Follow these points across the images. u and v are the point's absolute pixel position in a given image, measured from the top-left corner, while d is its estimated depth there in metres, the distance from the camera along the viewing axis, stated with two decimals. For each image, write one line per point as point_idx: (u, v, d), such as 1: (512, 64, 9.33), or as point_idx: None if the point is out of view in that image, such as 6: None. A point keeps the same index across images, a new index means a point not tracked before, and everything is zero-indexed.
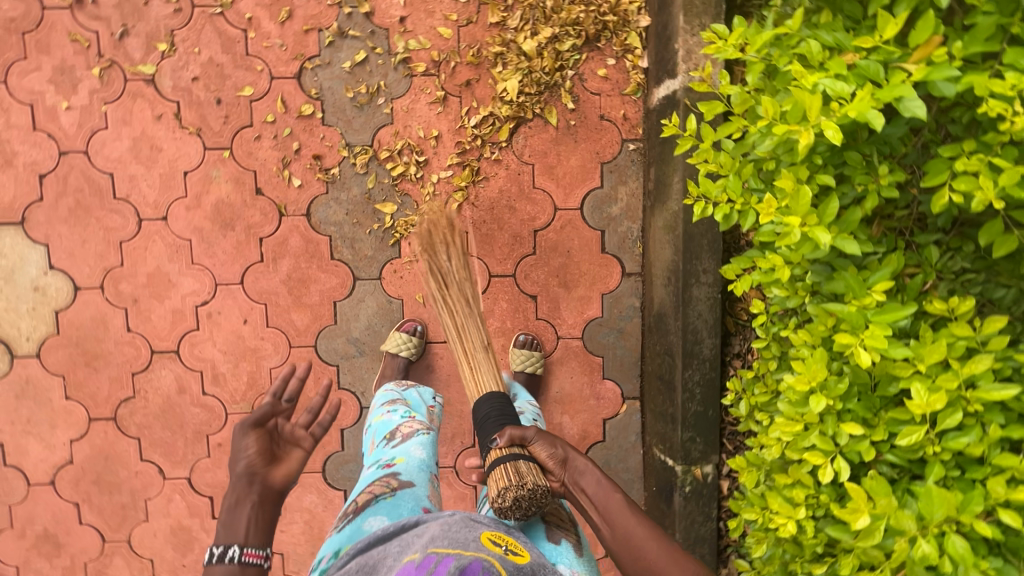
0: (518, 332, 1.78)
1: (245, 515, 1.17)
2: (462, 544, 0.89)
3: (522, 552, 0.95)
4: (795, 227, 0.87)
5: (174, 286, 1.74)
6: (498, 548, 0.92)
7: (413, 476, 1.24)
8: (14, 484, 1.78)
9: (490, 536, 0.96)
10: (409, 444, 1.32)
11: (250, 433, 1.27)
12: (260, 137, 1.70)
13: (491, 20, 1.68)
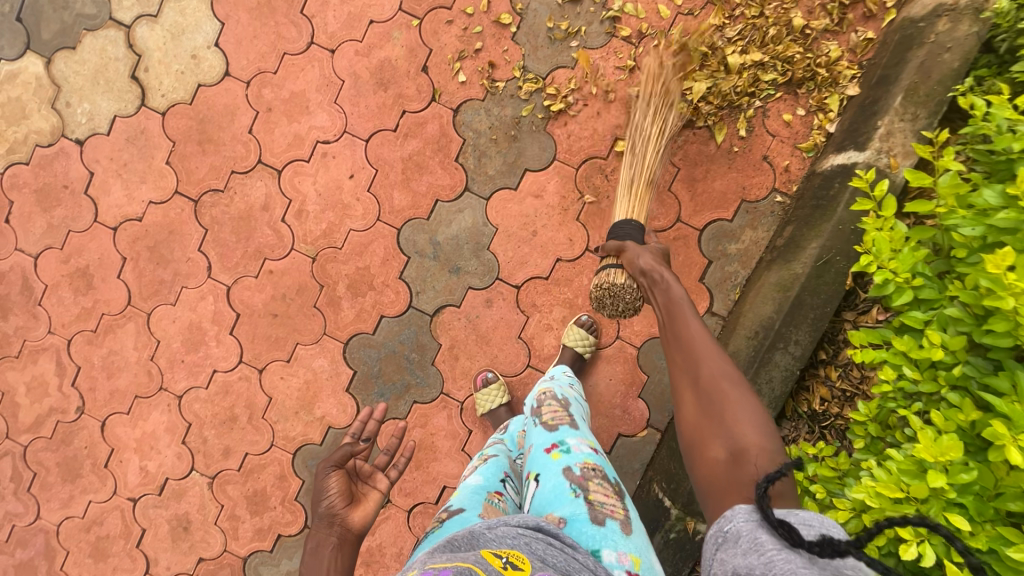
0: (581, 312, 1.74)
1: (327, 557, 1.14)
2: (459, 557, 0.86)
3: (524, 564, 0.89)
4: (1009, 297, 0.81)
5: (308, 114, 1.77)
6: (498, 562, 0.86)
7: (465, 501, 1.20)
8: (83, 214, 1.84)
9: (492, 550, 0.91)
10: (467, 479, 1.30)
11: (331, 474, 1.23)
12: (452, 22, 1.73)
13: (712, 22, 1.67)
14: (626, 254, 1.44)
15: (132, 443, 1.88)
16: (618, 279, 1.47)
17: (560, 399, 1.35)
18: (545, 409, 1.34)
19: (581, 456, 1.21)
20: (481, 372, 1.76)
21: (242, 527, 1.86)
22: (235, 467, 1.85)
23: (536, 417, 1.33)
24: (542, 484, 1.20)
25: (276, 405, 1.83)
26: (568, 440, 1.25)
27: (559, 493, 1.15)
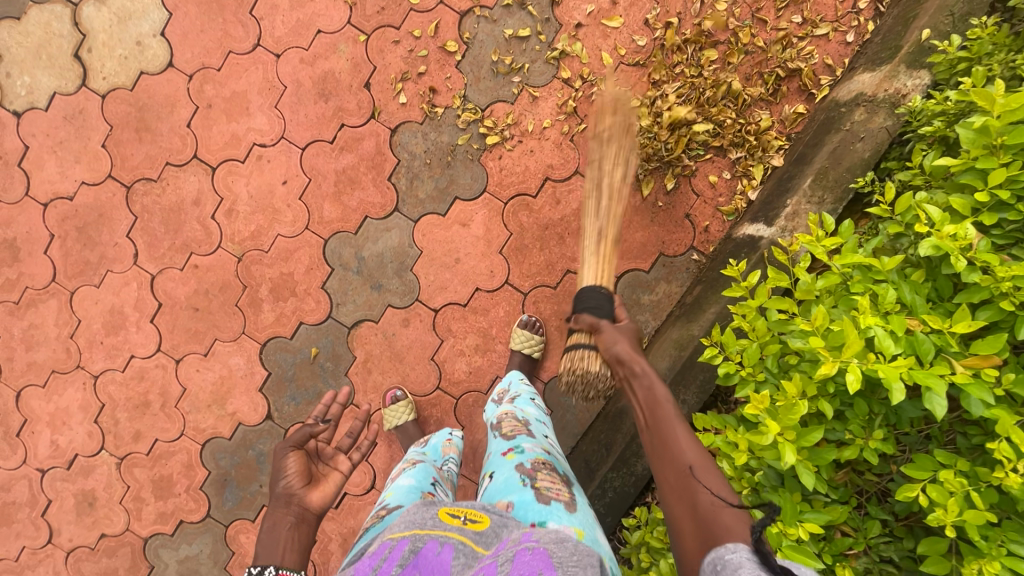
0: (523, 313, 1.78)
1: (283, 536, 1.08)
2: (419, 523, 0.91)
3: (481, 516, 0.98)
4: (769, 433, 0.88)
5: (248, 116, 1.78)
6: (456, 520, 0.94)
7: (402, 498, 1.16)
8: (15, 186, 1.85)
9: (450, 508, 0.98)
10: (399, 480, 1.28)
11: (290, 455, 1.17)
12: (398, 43, 1.74)
13: (651, 75, 1.69)
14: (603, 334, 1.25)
15: (46, 415, 1.92)
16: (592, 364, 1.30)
17: (521, 417, 1.33)
18: (505, 418, 1.33)
19: (533, 454, 1.20)
20: (391, 390, 1.79)
21: (146, 510, 1.92)
22: (144, 451, 1.90)
23: (495, 430, 1.32)
24: (494, 481, 1.17)
25: (190, 397, 1.88)
26: (523, 442, 1.23)
27: (508, 488, 1.11)
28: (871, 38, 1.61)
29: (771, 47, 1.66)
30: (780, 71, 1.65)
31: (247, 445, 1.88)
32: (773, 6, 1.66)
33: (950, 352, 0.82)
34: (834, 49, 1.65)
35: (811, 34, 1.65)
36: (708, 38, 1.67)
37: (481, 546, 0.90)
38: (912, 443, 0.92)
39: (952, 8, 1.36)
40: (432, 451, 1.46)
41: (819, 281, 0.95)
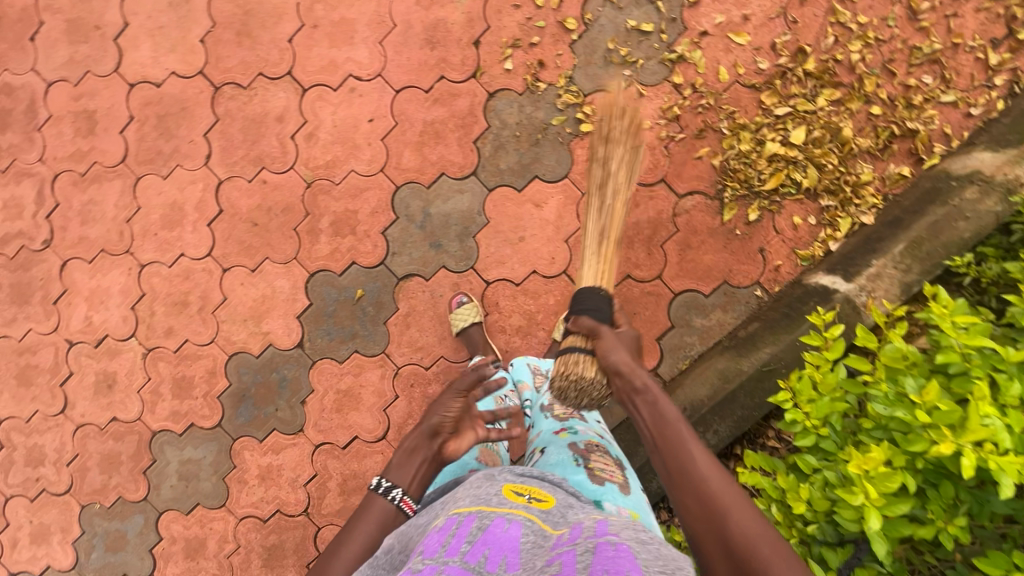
0: (573, 306, 1.76)
1: (416, 466, 1.14)
2: (485, 500, 0.92)
3: (546, 496, 0.98)
4: (859, 494, 0.87)
5: (351, 45, 1.75)
6: (520, 498, 0.95)
7: None
8: (106, 59, 1.83)
9: (512, 486, 0.98)
10: None
11: (457, 398, 1.18)
12: (518, 8, 1.70)
13: (763, 101, 1.64)
14: (601, 341, 1.15)
15: (86, 291, 1.94)
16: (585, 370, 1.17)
17: None
18: (557, 404, 1.38)
19: (586, 436, 1.27)
20: (455, 296, 1.78)
21: (161, 405, 1.95)
22: (172, 348, 1.92)
23: (548, 410, 1.39)
24: (545, 456, 1.24)
25: (228, 307, 1.89)
26: (576, 425, 1.30)
27: (561, 463, 1.19)
28: (999, 117, 1.55)
29: (892, 102, 1.60)
30: (895, 128, 1.60)
31: (271, 367, 1.89)
32: (906, 61, 1.60)
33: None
34: (956, 119, 1.59)
35: (937, 98, 1.59)
36: (831, 77, 1.62)
37: (549, 524, 0.89)
38: (985, 536, 0.94)
39: None
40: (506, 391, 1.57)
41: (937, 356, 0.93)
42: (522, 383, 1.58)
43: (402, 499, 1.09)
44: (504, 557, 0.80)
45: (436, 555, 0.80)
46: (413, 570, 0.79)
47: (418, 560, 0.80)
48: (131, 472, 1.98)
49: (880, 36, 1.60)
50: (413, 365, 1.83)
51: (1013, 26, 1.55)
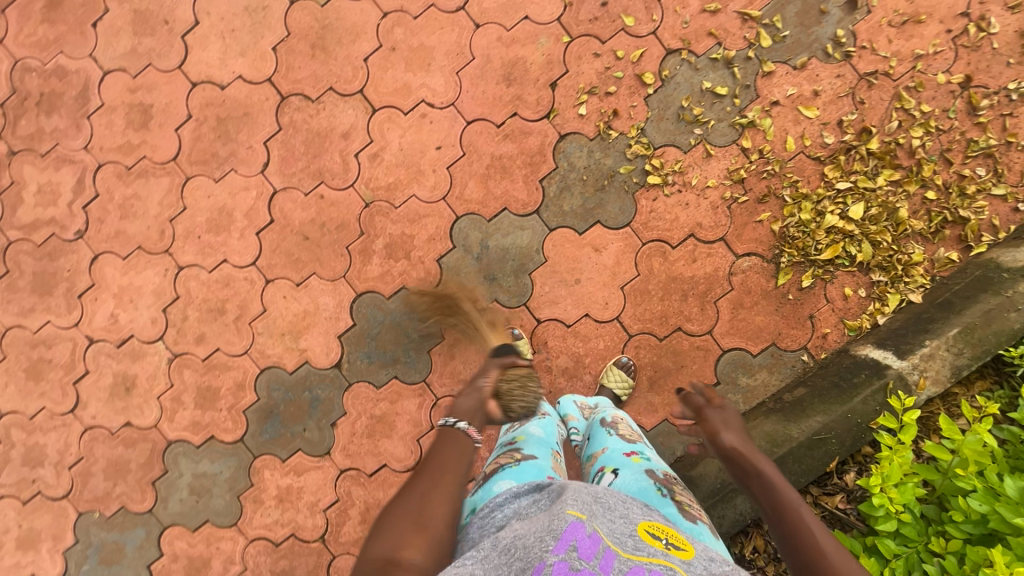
0: (620, 353, 1.77)
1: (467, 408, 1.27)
2: (622, 539, 0.92)
3: (683, 546, 0.97)
4: None
5: (427, 72, 1.75)
6: (658, 543, 0.94)
7: (535, 451, 1.32)
8: (171, 55, 1.79)
9: (649, 526, 0.99)
10: (527, 427, 1.42)
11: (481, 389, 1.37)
12: (598, 56, 1.72)
13: (826, 174, 1.70)
14: (708, 423, 1.29)
15: (115, 287, 1.85)
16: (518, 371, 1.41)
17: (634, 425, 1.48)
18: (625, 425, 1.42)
19: (659, 464, 1.32)
20: (506, 330, 1.77)
21: (181, 414, 1.86)
22: (201, 356, 1.85)
23: (613, 427, 1.44)
24: (622, 478, 1.25)
25: (267, 320, 1.83)
26: (646, 451, 1.35)
27: (644, 492, 1.20)
28: None
29: (947, 189, 1.68)
30: (948, 214, 1.67)
31: (305, 386, 1.84)
32: (963, 152, 1.67)
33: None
34: (1004, 212, 1.67)
35: (989, 190, 1.67)
36: (892, 159, 1.68)
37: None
38: None
39: None
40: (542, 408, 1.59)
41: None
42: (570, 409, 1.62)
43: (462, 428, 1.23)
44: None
45: (589, 562, 0.83)
46: (570, 567, 0.81)
47: (573, 557, 0.82)
48: (138, 481, 1.88)
49: (941, 125, 1.67)
50: (454, 396, 1.80)
51: None
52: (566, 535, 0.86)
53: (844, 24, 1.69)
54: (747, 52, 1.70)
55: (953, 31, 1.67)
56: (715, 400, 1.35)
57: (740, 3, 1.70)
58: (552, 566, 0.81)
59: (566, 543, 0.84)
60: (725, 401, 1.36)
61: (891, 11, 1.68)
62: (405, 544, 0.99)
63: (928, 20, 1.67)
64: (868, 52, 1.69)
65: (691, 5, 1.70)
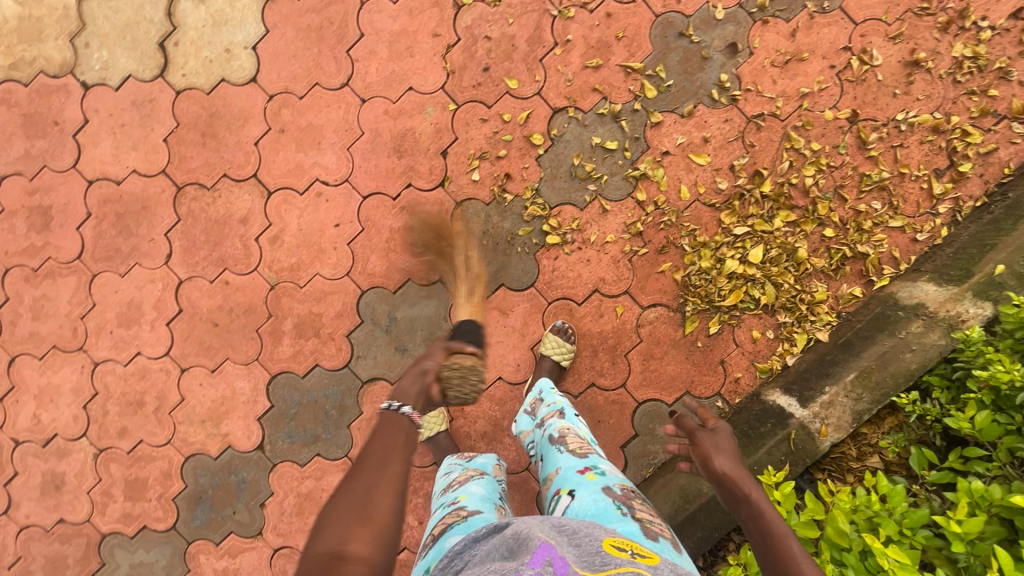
0: (553, 318, 1.75)
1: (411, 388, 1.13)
2: (592, 559, 0.85)
3: (649, 553, 0.91)
4: None
5: (318, 151, 1.75)
6: (626, 553, 0.88)
7: (479, 505, 1.22)
8: (65, 155, 1.80)
9: (613, 540, 0.92)
10: (468, 485, 1.32)
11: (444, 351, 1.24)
12: (486, 121, 1.72)
13: (722, 220, 1.69)
14: (700, 446, 1.19)
15: (35, 388, 1.86)
16: (466, 360, 1.25)
17: (584, 435, 1.35)
18: (570, 436, 1.34)
19: (616, 478, 1.19)
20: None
21: (111, 506, 1.86)
22: (125, 449, 1.85)
23: (562, 444, 1.31)
24: (578, 500, 1.13)
25: (185, 408, 1.83)
26: (602, 465, 1.24)
27: (603, 512, 1.07)
28: (943, 243, 1.63)
29: (844, 225, 1.67)
30: (848, 250, 1.66)
31: (231, 469, 1.83)
32: (857, 186, 1.67)
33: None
34: (904, 243, 1.66)
35: (886, 223, 1.65)
36: (786, 199, 1.68)
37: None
38: None
39: None
40: (480, 463, 1.46)
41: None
42: (524, 430, 1.51)
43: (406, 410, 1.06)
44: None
45: None
46: None
47: (550, 571, 0.77)
48: None
49: (832, 162, 1.67)
50: None
51: (954, 157, 1.64)
52: (539, 553, 0.81)
53: (727, 68, 1.68)
54: (634, 104, 1.70)
55: (836, 67, 1.66)
56: (708, 423, 1.26)
57: (623, 56, 1.69)
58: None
59: (541, 559, 0.79)
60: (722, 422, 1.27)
61: (772, 52, 1.67)
62: (351, 537, 0.86)
63: (811, 57, 1.67)
64: (753, 94, 1.68)
65: (573, 62, 1.70)
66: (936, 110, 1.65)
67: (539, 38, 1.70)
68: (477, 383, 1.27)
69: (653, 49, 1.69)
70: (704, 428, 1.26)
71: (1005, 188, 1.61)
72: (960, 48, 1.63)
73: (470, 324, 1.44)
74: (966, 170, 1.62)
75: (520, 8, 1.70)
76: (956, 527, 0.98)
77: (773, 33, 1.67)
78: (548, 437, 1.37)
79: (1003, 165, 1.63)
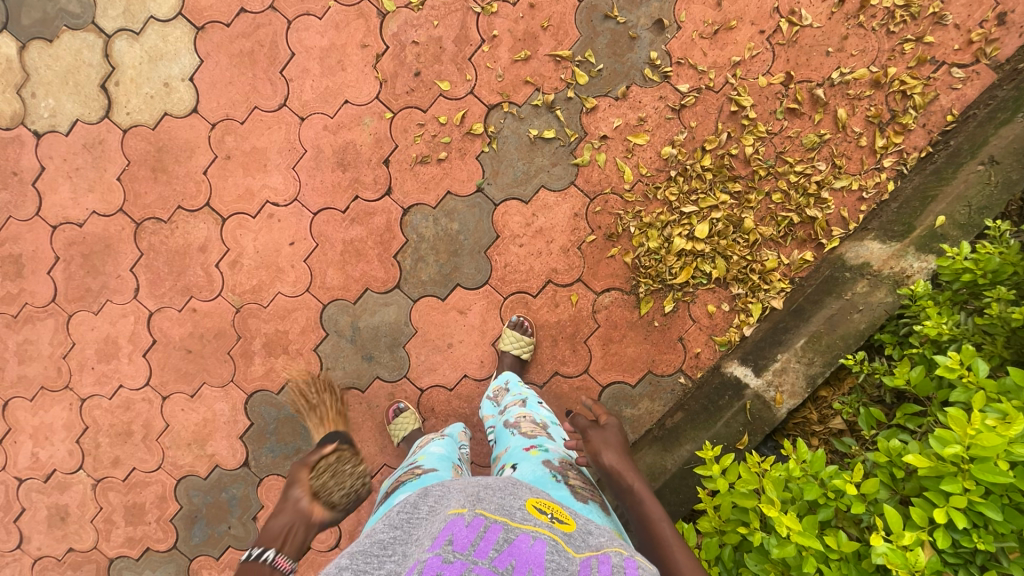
0: (512, 313, 1.77)
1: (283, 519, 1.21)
2: (508, 511, 0.88)
3: (567, 520, 0.94)
4: None
5: (265, 172, 1.79)
6: (543, 516, 0.91)
7: (436, 464, 1.26)
8: (27, 204, 1.87)
9: (535, 503, 0.95)
10: (429, 446, 1.37)
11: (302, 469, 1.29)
12: (423, 126, 1.74)
13: (667, 199, 1.69)
14: (590, 442, 1.22)
15: (29, 429, 1.96)
16: (330, 463, 1.34)
17: (539, 420, 1.39)
18: (523, 420, 1.39)
19: (558, 455, 1.26)
20: (392, 405, 1.77)
21: (115, 532, 1.94)
22: (120, 477, 1.93)
23: (514, 428, 1.37)
24: (519, 471, 1.20)
25: (172, 434, 1.90)
26: (547, 443, 1.29)
27: (538, 480, 1.15)
28: (890, 199, 1.61)
29: (791, 190, 1.65)
30: (796, 216, 1.65)
31: (220, 487, 1.89)
32: (801, 150, 1.65)
33: (957, 529, 0.95)
34: (851, 203, 1.64)
35: (831, 184, 1.64)
36: (728, 170, 1.67)
37: (570, 547, 0.84)
38: None
39: (969, 200, 1.42)
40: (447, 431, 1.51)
41: (777, 553, 1.01)
42: (486, 415, 1.55)
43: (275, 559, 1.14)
44: (529, 571, 0.75)
45: (465, 552, 0.77)
46: (443, 560, 0.75)
47: (447, 550, 0.77)
48: None
49: (771, 129, 1.65)
50: None
51: (897, 109, 1.61)
52: (441, 534, 0.81)
53: (656, 45, 1.67)
54: (566, 92, 1.70)
55: (766, 32, 1.65)
56: (600, 418, 1.27)
57: (551, 45, 1.69)
58: (425, 561, 0.76)
59: (440, 540, 0.79)
60: (611, 416, 1.28)
61: (700, 23, 1.66)
62: None
63: (739, 25, 1.65)
64: (685, 68, 1.67)
65: (501, 57, 1.70)
66: (872, 63, 1.62)
67: (466, 37, 1.71)
68: (354, 469, 1.38)
69: (580, 35, 1.68)
70: (594, 421, 1.27)
71: (948, 136, 1.58)
72: None
73: (346, 421, 1.52)
74: (908, 122, 1.60)
75: (444, 9, 1.71)
76: (859, 489, 1.03)
77: (698, 5, 1.66)
78: (504, 422, 1.42)
79: (945, 112, 1.60)
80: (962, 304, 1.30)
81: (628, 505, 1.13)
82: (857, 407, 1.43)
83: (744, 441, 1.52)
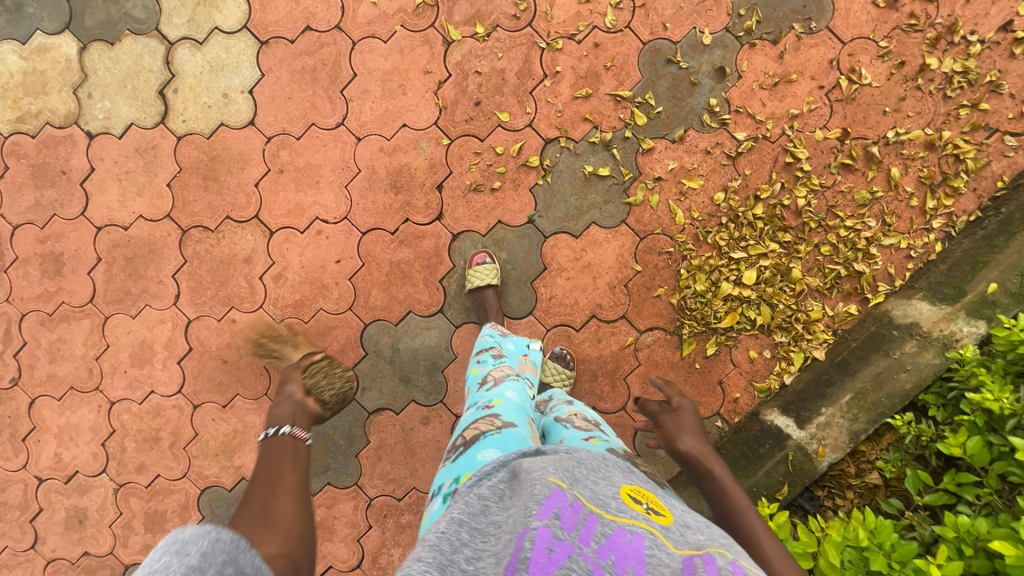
0: (553, 345, 1.78)
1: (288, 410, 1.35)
2: (603, 501, 0.83)
3: (663, 511, 0.87)
4: None
5: (317, 189, 1.79)
6: (639, 507, 0.85)
7: (513, 417, 1.19)
8: (73, 203, 1.86)
9: (629, 491, 0.89)
10: (505, 391, 1.30)
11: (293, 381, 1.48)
12: (478, 155, 1.75)
13: (717, 244, 1.70)
14: (664, 427, 1.25)
15: (54, 428, 1.93)
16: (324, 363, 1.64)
17: (592, 418, 1.27)
18: (575, 417, 1.27)
19: (619, 446, 1.16)
20: (479, 252, 1.74)
21: (133, 538, 1.91)
22: (143, 483, 1.91)
23: (566, 424, 1.25)
24: None
25: (200, 443, 1.88)
26: (607, 437, 1.18)
27: None
28: (937, 259, 1.63)
29: (840, 244, 1.67)
30: (843, 269, 1.66)
31: None
32: (852, 205, 1.67)
33: None
34: (899, 260, 1.65)
35: (880, 240, 1.65)
36: (780, 220, 1.68)
37: (670, 541, 0.78)
38: None
39: (1021, 270, 1.48)
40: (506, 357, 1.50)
41: None
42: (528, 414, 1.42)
43: (292, 430, 1.28)
44: (631, 568, 0.70)
45: (571, 533, 0.73)
46: (552, 534, 0.71)
47: (557, 524, 0.73)
48: None
49: (824, 182, 1.68)
50: (386, 496, 1.81)
51: (948, 172, 1.64)
52: (547, 503, 0.77)
53: (716, 92, 1.70)
54: (624, 131, 1.72)
55: (824, 87, 1.68)
56: (673, 401, 1.32)
57: (612, 85, 1.71)
58: (535, 529, 0.72)
59: (548, 509, 0.75)
60: (686, 399, 1.31)
61: (761, 74, 1.69)
62: (263, 541, 0.95)
63: (799, 79, 1.68)
64: (743, 117, 1.70)
65: (563, 93, 1.72)
66: (927, 126, 1.64)
67: (529, 71, 1.73)
68: (343, 372, 1.68)
69: (641, 76, 1.71)
70: (667, 408, 1.31)
71: (998, 203, 1.61)
72: (950, 63, 1.63)
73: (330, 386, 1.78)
74: (959, 186, 1.62)
75: (510, 42, 1.73)
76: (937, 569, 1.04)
77: (760, 55, 1.69)
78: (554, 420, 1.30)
79: (996, 178, 1.62)
80: (1013, 376, 1.34)
81: (709, 488, 1.13)
82: (900, 466, 1.45)
83: (784, 493, 1.54)
